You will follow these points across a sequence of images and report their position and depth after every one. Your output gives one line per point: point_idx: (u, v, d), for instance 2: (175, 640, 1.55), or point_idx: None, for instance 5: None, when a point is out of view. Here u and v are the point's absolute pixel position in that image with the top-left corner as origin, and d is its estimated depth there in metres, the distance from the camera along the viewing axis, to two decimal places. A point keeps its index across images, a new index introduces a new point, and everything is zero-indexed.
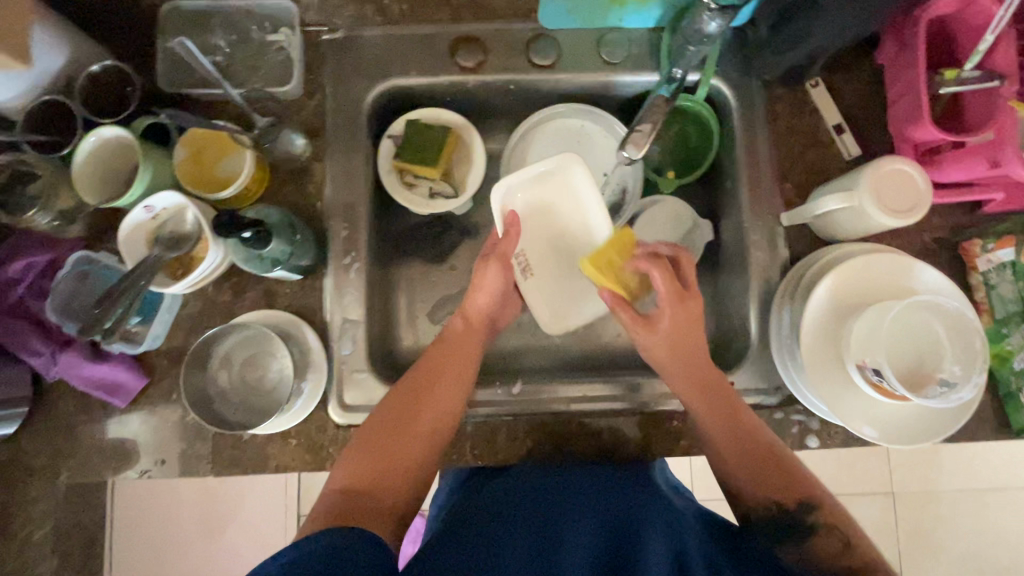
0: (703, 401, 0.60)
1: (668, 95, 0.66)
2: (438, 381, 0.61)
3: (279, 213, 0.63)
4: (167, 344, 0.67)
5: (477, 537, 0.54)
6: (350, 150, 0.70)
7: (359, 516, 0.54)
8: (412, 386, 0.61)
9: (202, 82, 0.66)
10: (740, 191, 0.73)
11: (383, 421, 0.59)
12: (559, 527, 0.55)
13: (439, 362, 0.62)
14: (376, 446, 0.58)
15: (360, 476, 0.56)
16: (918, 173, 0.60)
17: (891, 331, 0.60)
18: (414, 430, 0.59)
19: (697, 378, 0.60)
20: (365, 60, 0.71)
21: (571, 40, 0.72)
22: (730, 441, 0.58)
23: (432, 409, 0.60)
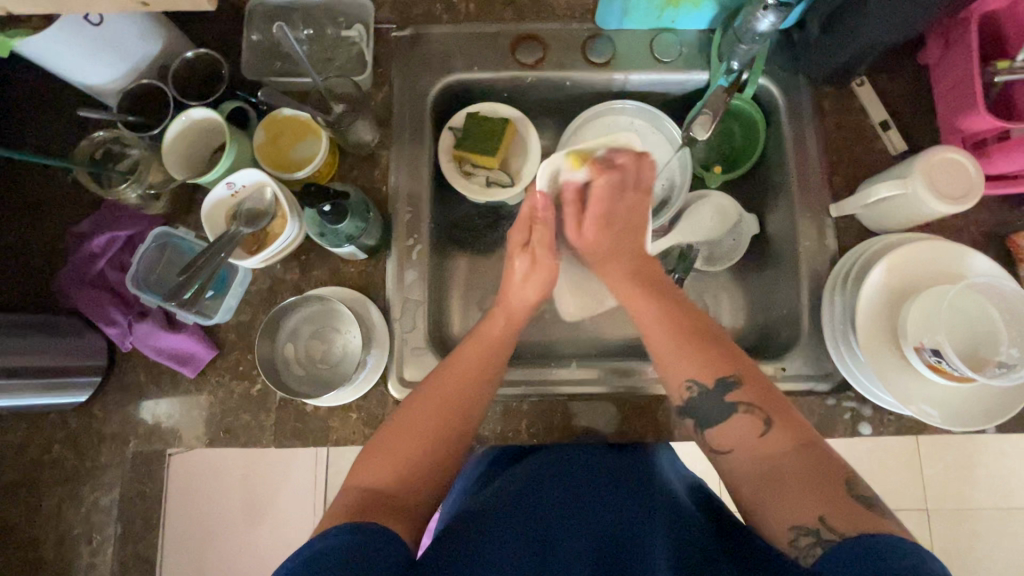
0: (713, 382, 0.57)
1: (727, 86, 0.71)
2: (459, 386, 0.59)
3: (357, 193, 0.67)
4: (236, 319, 0.70)
5: (485, 535, 0.53)
6: (414, 138, 0.73)
7: (388, 514, 0.50)
8: (432, 392, 0.58)
9: (286, 71, 0.71)
10: (789, 184, 0.75)
11: (401, 423, 0.56)
12: (560, 534, 0.53)
13: (457, 368, 0.60)
14: (393, 447, 0.55)
15: (380, 477, 0.53)
16: (970, 161, 0.63)
17: (946, 315, 0.61)
18: (434, 435, 0.56)
19: (680, 346, 0.59)
20: (431, 55, 0.75)
21: (625, 39, 0.76)
22: (743, 400, 0.55)
23: (451, 412, 0.57)
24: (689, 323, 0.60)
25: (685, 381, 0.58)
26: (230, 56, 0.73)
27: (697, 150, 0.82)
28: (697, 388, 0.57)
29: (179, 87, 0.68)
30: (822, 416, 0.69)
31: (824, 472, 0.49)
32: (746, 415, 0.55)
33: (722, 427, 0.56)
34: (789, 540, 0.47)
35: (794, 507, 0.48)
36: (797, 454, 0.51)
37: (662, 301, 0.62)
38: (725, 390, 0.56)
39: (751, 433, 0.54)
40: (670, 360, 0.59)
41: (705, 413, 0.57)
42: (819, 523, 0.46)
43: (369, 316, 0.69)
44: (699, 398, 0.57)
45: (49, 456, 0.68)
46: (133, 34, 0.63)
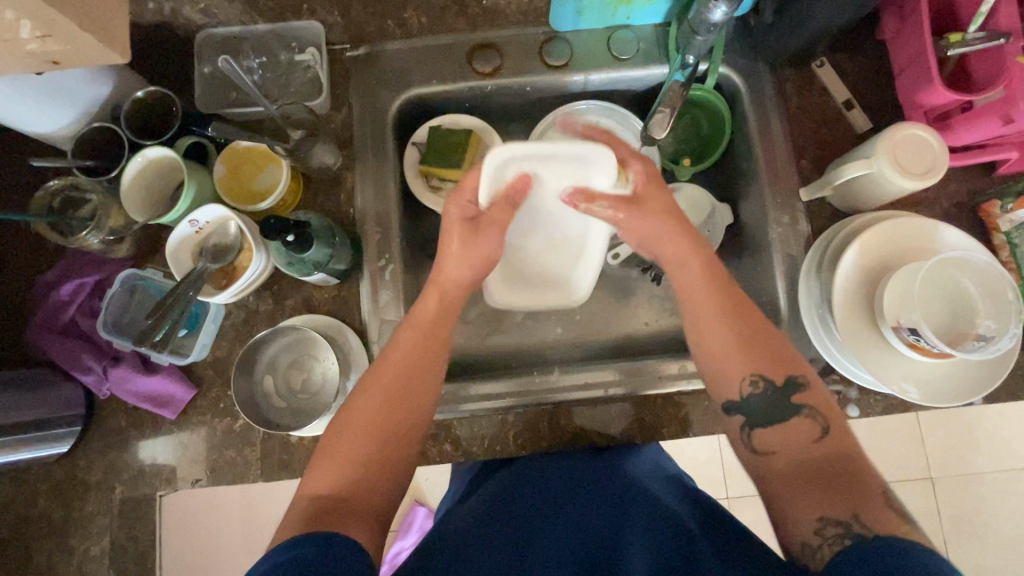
0: (749, 359, 0.56)
1: (682, 81, 0.70)
2: (402, 376, 0.57)
3: (320, 219, 0.66)
4: (213, 355, 0.69)
5: (469, 546, 0.57)
6: (378, 158, 0.73)
7: (342, 515, 0.49)
8: (376, 386, 0.57)
9: (243, 100, 0.70)
10: (758, 171, 0.74)
11: (342, 424, 0.55)
12: (534, 544, 0.57)
13: (396, 358, 0.58)
14: (334, 451, 0.54)
15: (329, 481, 0.52)
16: (932, 136, 0.62)
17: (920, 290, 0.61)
18: (374, 431, 0.55)
19: (740, 338, 0.56)
20: (388, 72, 0.74)
21: (581, 39, 0.75)
22: (808, 403, 0.53)
23: (392, 407, 0.56)
24: (739, 313, 0.58)
25: (746, 377, 0.55)
26: (184, 90, 0.72)
27: (664, 144, 0.82)
28: (765, 385, 0.55)
29: (134, 126, 0.68)
30: None
31: (844, 469, 0.48)
32: (806, 421, 0.52)
33: (768, 428, 0.54)
34: (815, 530, 0.45)
35: (817, 501, 0.47)
36: (815, 442, 0.51)
37: (716, 296, 0.59)
38: (794, 389, 0.54)
39: (781, 432, 0.53)
40: (729, 365, 0.56)
41: (768, 413, 0.54)
42: (853, 519, 0.44)
43: (347, 341, 0.69)
44: (764, 399, 0.55)
45: (35, 509, 0.67)
46: (81, 79, 0.62)
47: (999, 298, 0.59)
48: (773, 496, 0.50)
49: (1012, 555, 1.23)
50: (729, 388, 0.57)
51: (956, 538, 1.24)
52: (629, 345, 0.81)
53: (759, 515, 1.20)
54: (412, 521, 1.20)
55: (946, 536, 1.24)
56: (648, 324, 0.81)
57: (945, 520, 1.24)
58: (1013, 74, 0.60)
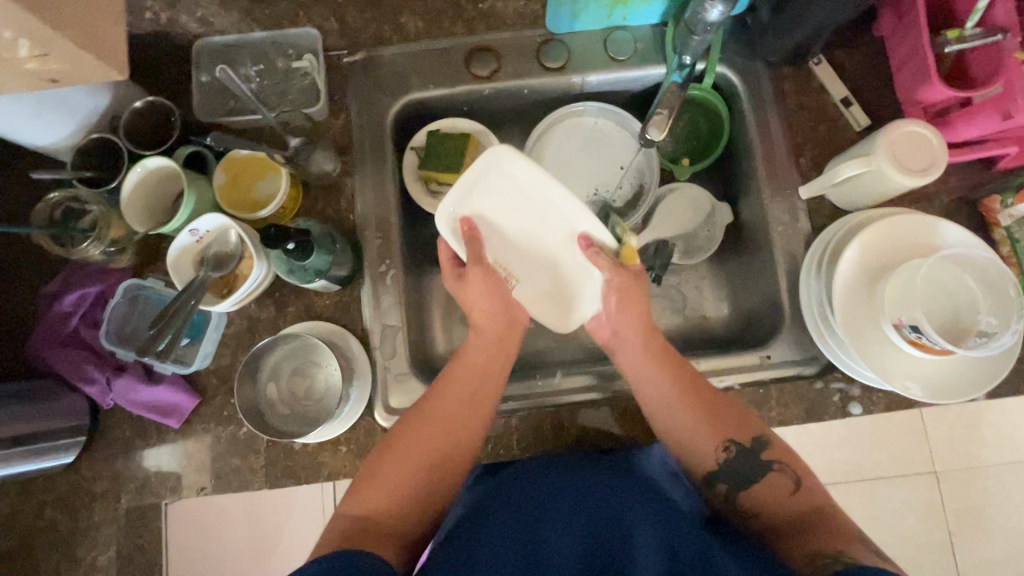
0: (722, 425, 0.62)
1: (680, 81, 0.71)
2: (457, 407, 0.60)
3: (319, 226, 0.66)
4: (216, 363, 0.69)
5: (478, 550, 0.57)
6: (377, 164, 0.73)
7: (379, 537, 0.53)
8: (435, 417, 0.59)
9: (240, 109, 0.70)
10: (757, 170, 0.74)
11: (392, 449, 0.58)
12: (544, 546, 0.57)
13: (454, 392, 0.61)
14: (384, 472, 0.57)
15: (375, 502, 0.55)
16: (931, 132, 0.62)
17: (922, 288, 0.61)
18: (426, 460, 0.58)
19: (712, 413, 0.62)
20: (386, 78, 0.74)
21: (578, 40, 0.75)
22: (776, 458, 0.60)
23: (445, 438, 0.59)
24: (705, 396, 0.63)
25: (719, 445, 0.61)
26: (182, 99, 0.72)
27: (662, 144, 0.82)
28: (735, 450, 0.61)
29: (132, 137, 0.68)
30: (812, 400, 0.69)
31: (820, 518, 0.55)
32: (779, 476, 0.59)
33: (747, 486, 0.60)
34: (805, 562, 0.50)
35: (808, 543, 0.52)
36: (792, 496, 0.58)
37: (687, 379, 0.64)
38: (761, 449, 0.61)
39: (763, 486, 0.59)
40: (698, 433, 0.62)
41: (745, 471, 0.60)
42: (840, 555, 0.49)
43: (349, 347, 0.69)
44: (733, 462, 0.61)
45: (42, 520, 0.67)
46: (79, 92, 0.62)
47: (1002, 294, 0.59)
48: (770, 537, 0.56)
49: (1019, 548, 1.23)
50: (703, 458, 0.62)
51: (962, 532, 1.23)
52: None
53: None
54: None
55: (952, 530, 1.24)
56: None
57: (949, 515, 1.24)
58: (1011, 71, 0.59)
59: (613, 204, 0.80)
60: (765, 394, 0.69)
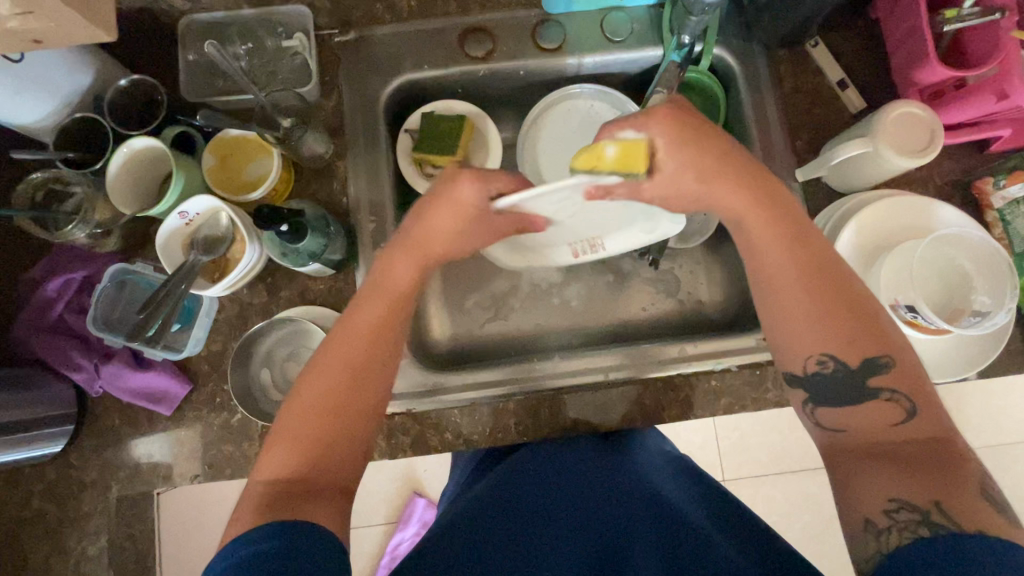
0: (845, 329, 0.49)
1: (679, 61, 0.71)
2: (356, 347, 0.53)
3: (313, 209, 0.65)
4: (207, 350, 0.68)
5: (483, 535, 0.57)
6: (370, 146, 0.72)
7: (298, 503, 0.47)
8: (334, 358, 0.53)
9: (230, 89, 0.69)
10: (754, 153, 0.74)
11: (305, 404, 0.51)
12: (539, 537, 0.58)
13: (354, 331, 0.54)
14: (290, 430, 0.50)
15: (285, 465, 0.49)
16: (926, 113, 0.63)
17: (919, 267, 0.61)
18: (343, 415, 0.51)
19: (829, 315, 0.50)
20: (378, 58, 0.73)
21: (574, 21, 0.74)
22: (888, 386, 0.48)
23: (347, 382, 0.52)
24: (833, 291, 0.50)
25: (813, 356, 0.50)
26: (167, 79, 0.70)
27: None
28: (835, 365, 0.50)
29: (117, 117, 0.66)
30: None
31: (939, 454, 0.45)
32: (886, 403, 0.48)
33: (844, 404, 0.50)
34: (884, 510, 0.44)
35: (894, 482, 0.44)
36: (899, 424, 0.47)
37: (803, 257, 0.52)
38: (871, 373, 0.49)
39: (863, 415, 0.49)
40: (816, 333, 0.50)
41: (841, 394, 0.50)
42: (934, 508, 0.42)
43: None
44: (832, 378, 0.50)
45: (29, 511, 0.66)
46: (60, 68, 0.60)
47: (998, 270, 0.59)
48: (835, 471, 0.49)
49: None
50: (798, 364, 0.52)
51: None
52: (628, 330, 0.81)
53: (757, 495, 1.22)
54: (412, 511, 1.21)
55: None
56: (646, 309, 0.82)
57: None
58: (1008, 50, 0.60)
59: None
60: (761, 375, 0.69)
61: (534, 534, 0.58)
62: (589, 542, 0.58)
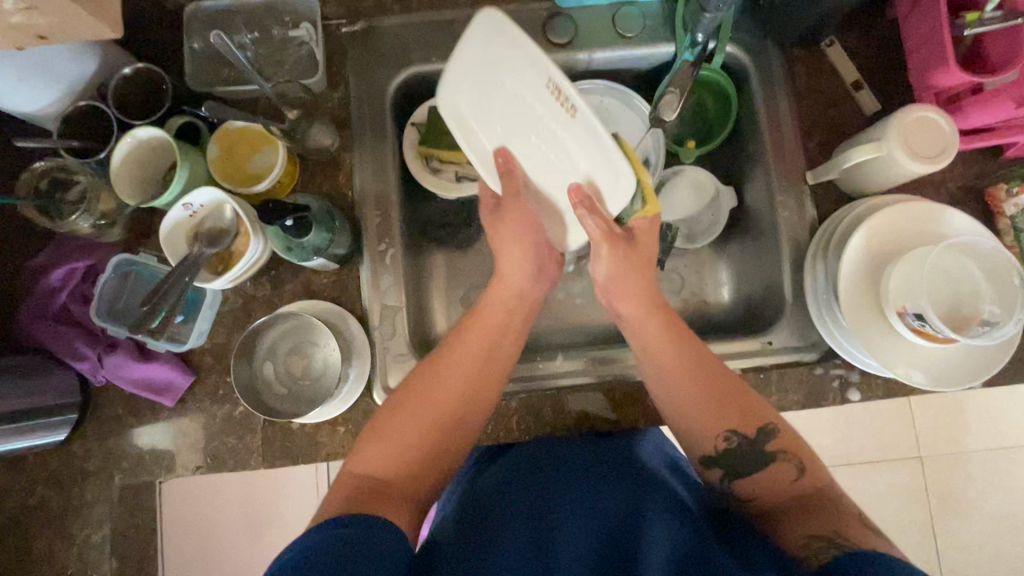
0: (726, 412, 0.58)
1: (692, 60, 0.69)
2: (464, 366, 0.58)
3: (318, 203, 0.65)
4: (211, 341, 0.68)
5: (496, 529, 0.56)
6: (377, 140, 0.71)
7: (387, 498, 0.51)
8: (441, 374, 0.58)
9: (235, 78, 0.68)
10: (764, 153, 0.73)
11: (402, 409, 0.56)
12: (556, 526, 0.56)
13: (463, 356, 0.59)
14: (393, 432, 0.55)
15: (381, 461, 0.53)
16: (944, 118, 0.61)
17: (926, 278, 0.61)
18: (439, 424, 0.56)
19: (708, 408, 0.58)
20: (386, 50, 0.72)
21: (585, 16, 0.73)
22: (781, 448, 0.56)
23: (457, 400, 0.57)
24: (713, 390, 0.58)
25: (718, 434, 0.58)
26: (173, 67, 0.70)
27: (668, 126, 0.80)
28: (738, 439, 0.57)
29: (121, 106, 0.65)
30: (811, 385, 0.69)
31: (820, 501, 0.52)
32: (785, 466, 0.56)
33: (748, 474, 0.57)
34: (802, 544, 0.48)
35: (807, 524, 0.50)
36: (795, 482, 0.55)
37: (686, 347, 0.60)
38: (767, 438, 0.57)
39: (768, 476, 0.56)
40: (703, 421, 0.58)
41: (745, 465, 0.57)
42: (834, 535, 0.47)
43: (346, 326, 0.67)
44: (731, 451, 0.57)
45: (33, 498, 0.66)
46: (65, 55, 0.59)
47: (998, 286, 0.60)
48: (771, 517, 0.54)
49: (999, 531, 1.26)
50: (702, 445, 0.59)
51: (942, 515, 1.27)
52: None
53: None
54: None
55: (933, 513, 1.27)
56: None
57: (931, 497, 1.27)
58: None
59: None
60: (764, 378, 0.69)
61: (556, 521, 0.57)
62: (605, 529, 0.55)
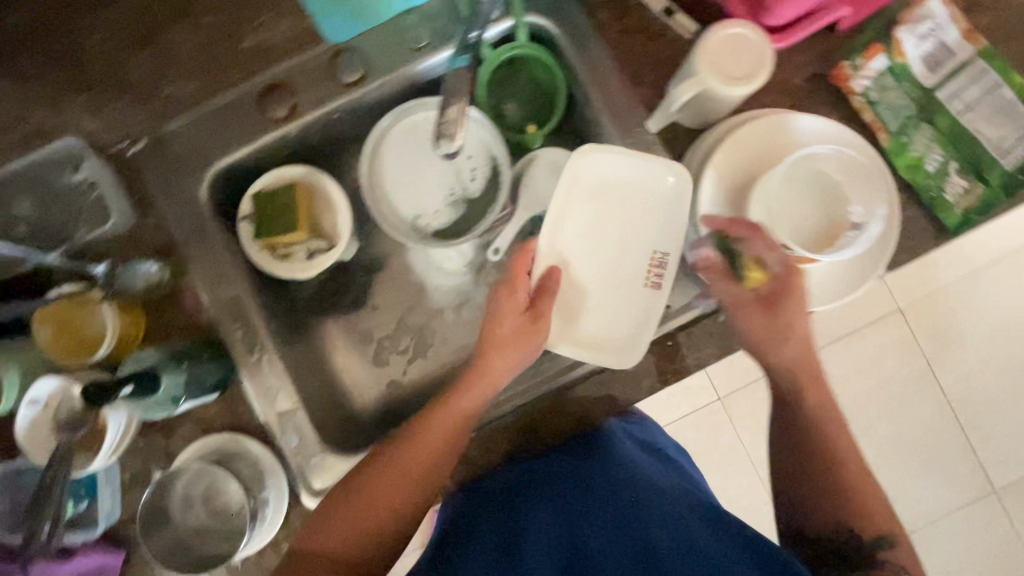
0: (854, 502, 0.59)
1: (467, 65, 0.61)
2: (386, 497, 0.58)
3: (156, 354, 0.61)
4: (127, 510, 0.66)
5: (480, 530, 0.62)
6: (209, 253, 0.68)
7: None
8: (399, 467, 0.59)
9: (15, 257, 0.64)
10: (600, 115, 0.68)
11: (362, 494, 0.58)
12: (531, 525, 0.61)
13: (422, 443, 0.60)
14: (353, 509, 0.57)
15: (328, 547, 0.57)
16: (747, 30, 0.57)
17: (788, 201, 0.60)
18: (392, 509, 0.58)
19: (809, 473, 0.62)
20: (183, 157, 0.67)
21: (369, 42, 0.68)
22: (893, 561, 0.57)
23: (408, 487, 0.59)
24: (834, 464, 0.61)
25: (842, 526, 0.59)
26: None
27: (507, 113, 0.77)
28: (857, 540, 0.58)
29: None
30: (721, 334, 0.67)
31: None
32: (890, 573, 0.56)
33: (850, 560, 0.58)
34: None
35: None
36: None
37: (848, 468, 0.61)
38: (881, 547, 0.57)
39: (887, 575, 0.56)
40: (829, 506, 0.60)
41: (858, 556, 0.58)
42: None
43: (249, 449, 0.66)
44: (848, 540, 0.58)
45: None
46: None
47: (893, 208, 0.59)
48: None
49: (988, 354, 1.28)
50: (815, 519, 0.60)
51: None
52: None
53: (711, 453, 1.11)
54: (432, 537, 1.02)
55: None
56: None
57: None
58: None
59: (471, 197, 0.76)
60: (673, 345, 0.67)
61: (536, 521, 0.62)
62: (576, 534, 0.60)
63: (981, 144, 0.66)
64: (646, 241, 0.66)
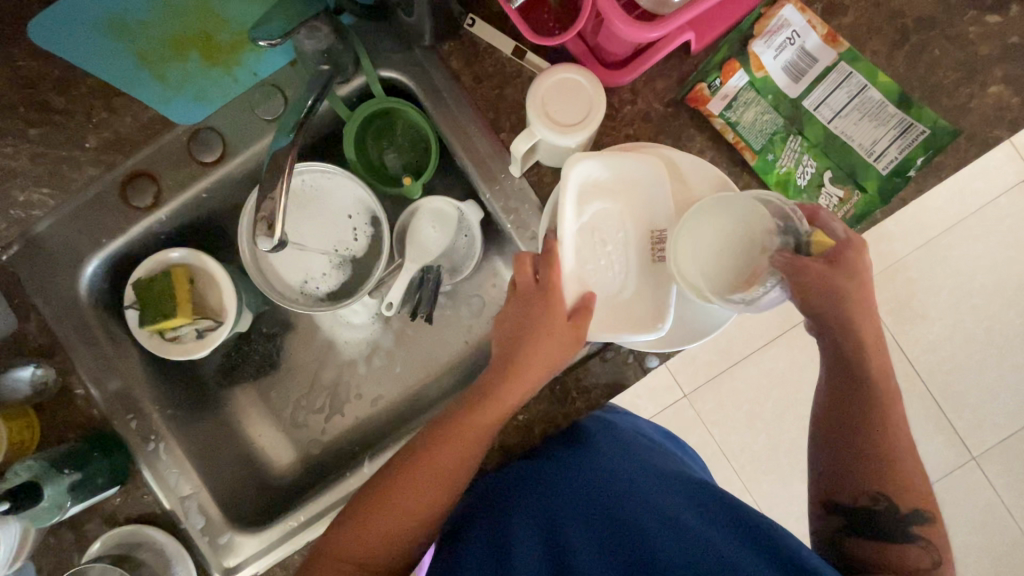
0: (900, 463, 0.57)
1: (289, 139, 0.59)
2: (421, 493, 0.57)
3: (37, 463, 0.62)
4: None
5: (504, 519, 0.56)
6: (94, 348, 0.69)
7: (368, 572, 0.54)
8: (436, 457, 0.58)
9: None
10: (466, 166, 0.68)
11: (404, 485, 0.57)
12: (562, 513, 0.55)
13: (454, 437, 0.58)
14: (395, 505, 0.57)
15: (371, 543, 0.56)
16: (577, 76, 0.60)
17: (712, 240, 0.59)
18: (426, 505, 0.57)
19: (854, 437, 0.59)
20: (57, 257, 0.68)
21: (224, 119, 0.68)
22: (923, 535, 0.55)
23: (443, 481, 0.58)
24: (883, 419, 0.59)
25: (869, 492, 0.57)
26: None
27: (388, 163, 0.74)
28: (885, 503, 0.56)
29: None
30: (608, 371, 0.66)
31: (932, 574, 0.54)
32: (919, 548, 0.55)
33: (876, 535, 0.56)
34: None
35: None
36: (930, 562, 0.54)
37: (892, 424, 0.59)
38: (915, 520, 0.56)
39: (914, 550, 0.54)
40: (869, 472, 0.57)
41: (878, 527, 0.56)
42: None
43: (154, 538, 0.67)
44: (877, 506, 0.56)
45: None
46: None
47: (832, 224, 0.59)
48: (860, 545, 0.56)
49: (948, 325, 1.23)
50: (846, 488, 0.58)
51: None
52: (456, 368, 0.80)
53: None
54: None
55: None
56: (467, 343, 0.80)
57: None
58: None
59: (358, 256, 0.76)
60: (562, 389, 0.67)
61: (565, 510, 0.55)
62: (612, 521, 0.53)
63: (854, 149, 0.64)
64: (641, 224, 0.62)
